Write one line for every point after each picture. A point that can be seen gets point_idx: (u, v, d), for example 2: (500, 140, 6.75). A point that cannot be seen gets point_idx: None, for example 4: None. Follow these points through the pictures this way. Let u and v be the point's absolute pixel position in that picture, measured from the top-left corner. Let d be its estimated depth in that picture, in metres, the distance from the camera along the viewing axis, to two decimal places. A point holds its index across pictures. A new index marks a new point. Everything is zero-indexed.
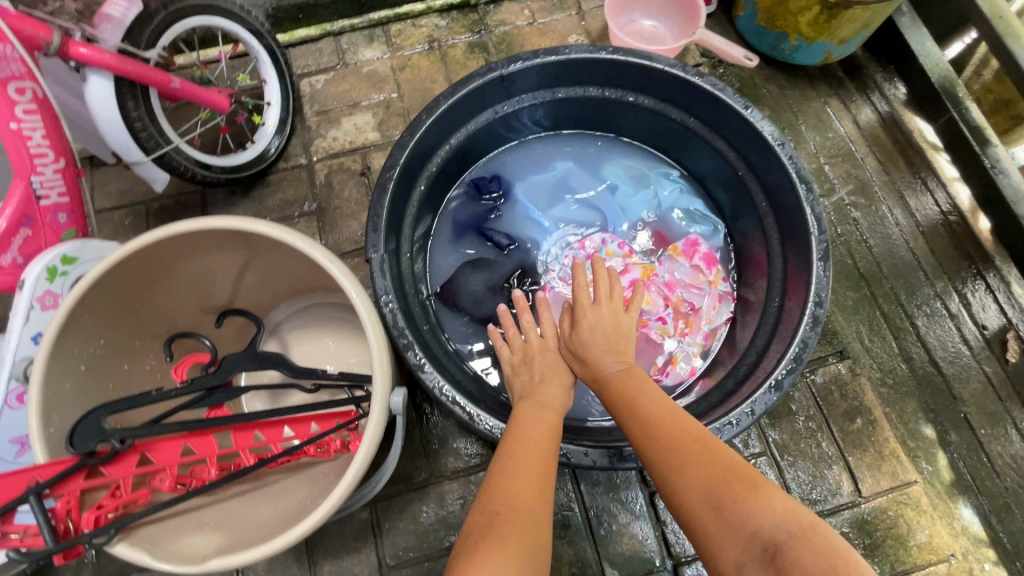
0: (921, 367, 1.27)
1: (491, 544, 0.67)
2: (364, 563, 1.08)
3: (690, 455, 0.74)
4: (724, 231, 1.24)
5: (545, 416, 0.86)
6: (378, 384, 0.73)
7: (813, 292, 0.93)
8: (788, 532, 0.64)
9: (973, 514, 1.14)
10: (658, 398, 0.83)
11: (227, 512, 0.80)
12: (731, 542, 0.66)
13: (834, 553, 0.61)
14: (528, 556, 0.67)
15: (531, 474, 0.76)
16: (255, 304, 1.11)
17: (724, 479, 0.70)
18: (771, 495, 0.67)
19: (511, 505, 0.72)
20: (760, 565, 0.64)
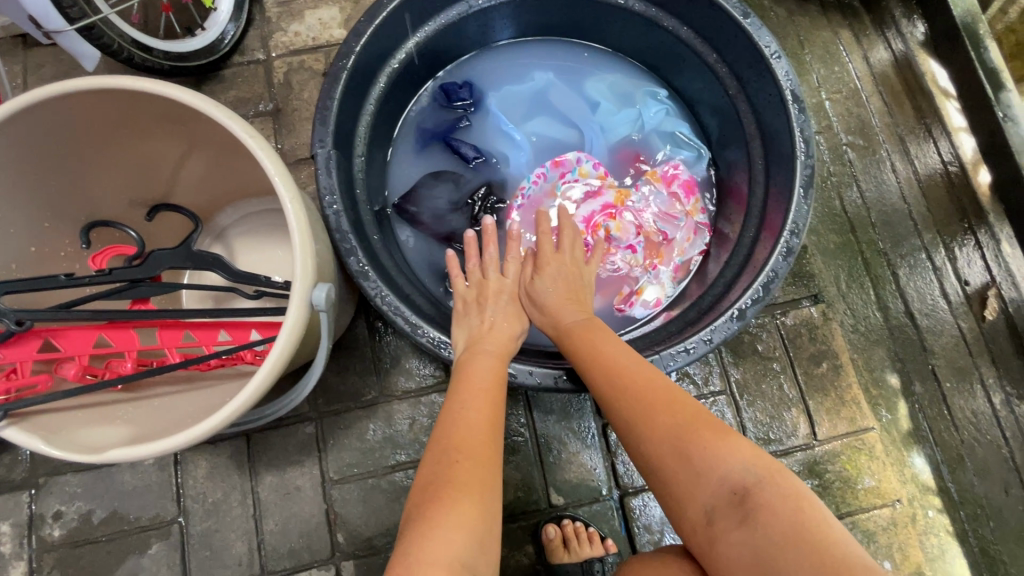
0: (896, 319, 1.23)
1: (451, 491, 0.64)
2: (307, 476, 1.06)
3: (656, 402, 0.71)
4: (707, 157, 1.15)
5: (491, 362, 0.82)
6: (299, 278, 0.66)
7: (790, 221, 0.87)
8: (756, 476, 0.63)
9: (924, 463, 1.13)
10: (620, 346, 0.80)
11: (144, 409, 0.77)
12: (700, 488, 0.65)
13: (800, 496, 0.61)
14: (485, 504, 0.65)
15: (483, 422, 0.73)
16: (196, 201, 1.03)
17: (686, 426, 0.67)
18: (740, 442, 0.66)
19: (467, 452, 0.69)
20: (727, 508, 0.63)
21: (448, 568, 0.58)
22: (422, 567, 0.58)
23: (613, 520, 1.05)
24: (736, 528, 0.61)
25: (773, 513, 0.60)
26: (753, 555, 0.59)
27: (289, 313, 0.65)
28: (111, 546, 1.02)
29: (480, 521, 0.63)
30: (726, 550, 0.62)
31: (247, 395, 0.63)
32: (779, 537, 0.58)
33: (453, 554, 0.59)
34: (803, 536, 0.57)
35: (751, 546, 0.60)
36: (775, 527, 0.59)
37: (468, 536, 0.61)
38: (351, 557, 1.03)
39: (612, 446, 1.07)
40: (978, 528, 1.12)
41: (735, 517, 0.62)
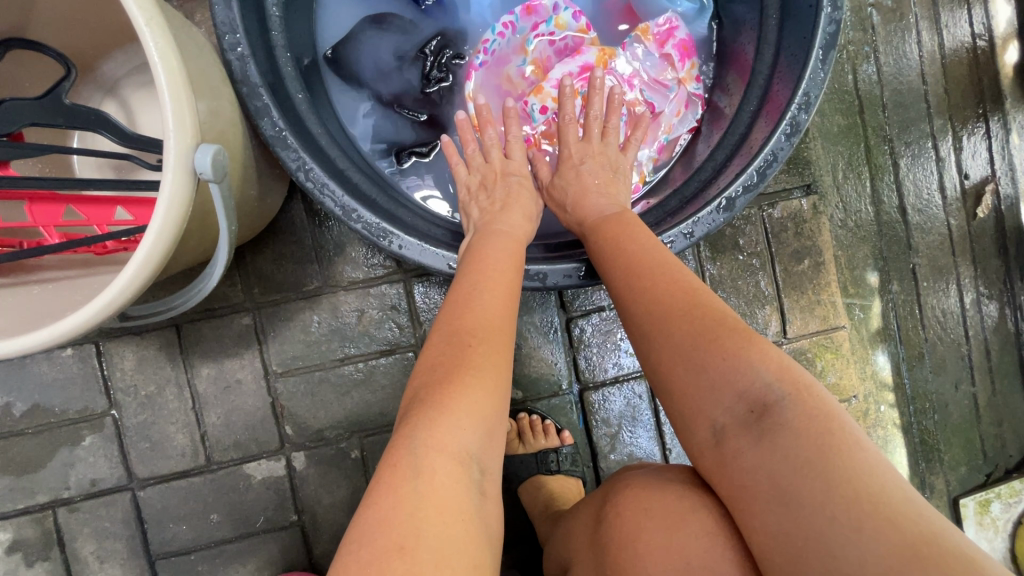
0: (887, 214, 1.14)
1: (467, 374, 0.58)
2: (248, 369, 0.98)
3: (679, 307, 0.63)
4: (711, 10, 0.92)
5: (511, 243, 0.73)
6: (173, 138, 0.52)
7: (800, 92, 0.72)
8: (782, 393, 0.56)
9: (886, 360, 1.13)
10: (652, 240, 0.70)
11: (16, 297, 0.65)
12: (714, 402, 0.59)
13: (830, 417, 0.55)
14: (501, 397, 0.59)
15: (497, 308, 0.64)
16: (65, 42, 0.79)
17: (714, 330, 0.60)
18: (767, 355, 0.59)
19: (480, 334, 0.61)
20: (743, 426, 0.57)
21: (456, 457, 0.54)
22: (429, 456, 0.53)
23: (572, 413, 1.02)
24: (753, 446, 0.56)
25: (794, 433, 0.54)
26: (771, 478, 0.54)
27: (164, 183, 0.52)
28: (40, 438, 0.96)
29: (492, 409, 0.58)
30: (741, 473, 0.57)
31: (122, 285, 0.53)
32: (799, 458, 0.53)
33: (462, 443, 0.55)
34: (828, 459, 0.52)
35: (770, 467, 0.54)
36: (798, 449, 0.53)
37: (478, 425, 0.56)
38: (301, 448, 1.00)
39: (575, 342, 1.02)
40: (923, 420, 1.16)
41: (752, 434, 0.57)
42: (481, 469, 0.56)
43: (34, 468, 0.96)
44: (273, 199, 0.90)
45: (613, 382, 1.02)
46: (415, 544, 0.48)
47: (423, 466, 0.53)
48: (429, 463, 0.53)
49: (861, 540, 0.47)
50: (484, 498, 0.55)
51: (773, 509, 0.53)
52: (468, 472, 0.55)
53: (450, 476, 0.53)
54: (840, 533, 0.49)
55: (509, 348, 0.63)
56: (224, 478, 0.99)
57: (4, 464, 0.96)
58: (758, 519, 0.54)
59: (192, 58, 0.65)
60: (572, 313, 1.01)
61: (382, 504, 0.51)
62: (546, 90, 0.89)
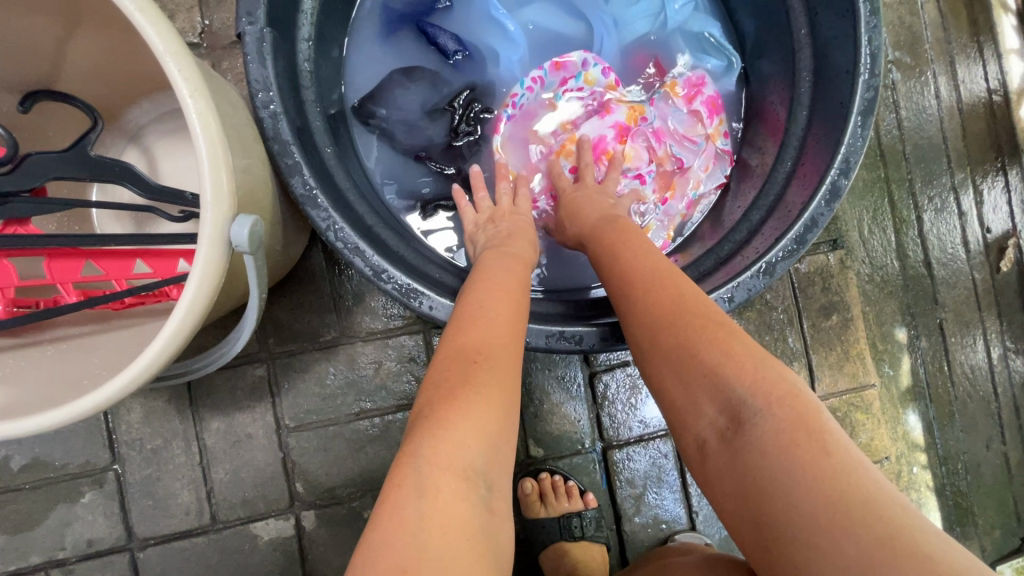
0: (912, 268, 1.12)
1: (469, 387, 0.54)
2: (259, 423, 0.94)
3: (665, 315, 0.59)
4: (739, 69, 0.93)
5: (515, 261, 0.70)
6: (208, 210, 0.51)
7: (840, 157, 0.71)
8: (756, 405, 0.52)
9: (917, 420, 1.10)
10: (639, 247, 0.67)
11: (31, 360, 0.62)
12: (697, 414, 0.56)
13: (805, 425, 0.50)
14: (509, 411, 0.56)
15: (501, 322, 0.60)
16: (92, 93, 0.78)
17: (693, 339, 0.57)
18: (754, 362, 0.55)
19: (481, 349, 0.58)
20: (722, 440, 0.54)
21: (463, 475, 0.50)
22: (433, 474, 0.49)
23: (595, 472, 0.98)
24: (730, 462, 0.53)
25: (769, 444, 0.50)
26: (742, 491, 0.51)
27: (199, 255, 0.50)
28: (38, 495, 0.91)
29: (497, 427, 0.54)
30: (720, 487, 0.54)
31: (147, 359, 0.51)
32: (773, 473, 0.49)
33: (467, 459, 0.51)
34: (805, 469, 0.48)
35: (743, 481, 0.51)
36: (771, 465, 0.50)
37: (485, 440, 0.52)
38: (311, 506, 0.95)
39: (599, 398, 0.98)
40: (956, 481, 1.12)
41: (730, 449, 0.53)
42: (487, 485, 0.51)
43: (30, 526, 0.91)
44: (294, 250, 0.88)
45: (638, 441, 0.99)
46: (416, 567, 0.44)
47: (426, 486, 0.49)
48: (434, 482, 0.49)
49: (831, 560, 0.44)
50: (495, 516, 0.50)
51: (750, 527, 0.51)
52: (476, 490, 0.50)
53: (458, 495, 0.49)
54: (813, 552, 0.46)
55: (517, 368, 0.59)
56: (230, 539, 0.94)
57: None
58: (739, 535, 0.53)
59: (224, 117, 0.63)
60: (596, 368, 0.99)
61: (374, 530, 0.47)
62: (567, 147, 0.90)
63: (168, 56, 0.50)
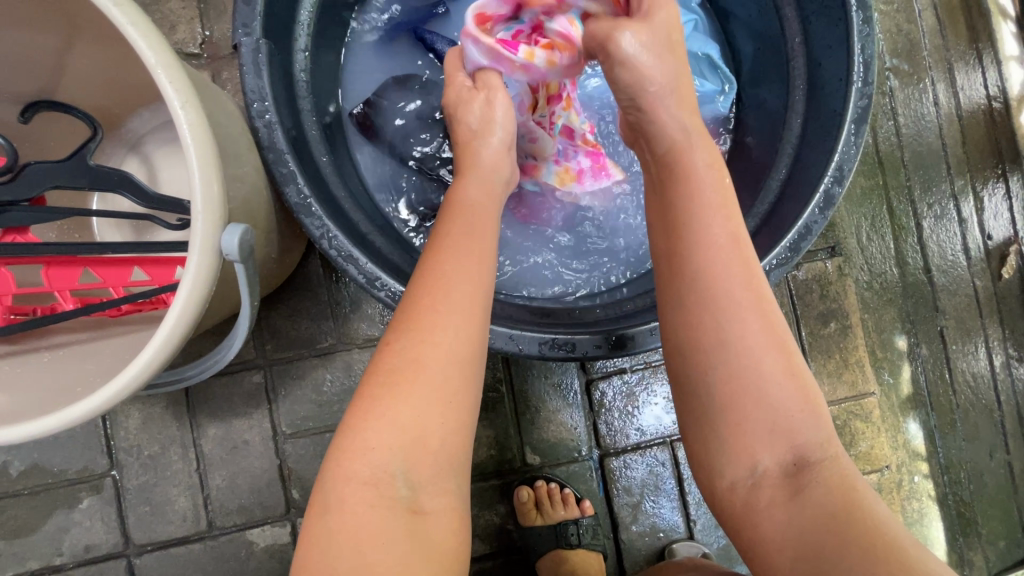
0: (912, 274, 1.12)
1: (396, 383, 0.51)
2: (256, 429, 0.95)
3: (755, 337, 0.56)
4: (733, 94, 0.93)
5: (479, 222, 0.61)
6: (200, 218, 0.51)
7: (834, 164, 0.71)
8: (821, 452, 0.54)
9: (918, 429, 1.09)
10: (732, 238, 0.58)
11: (28, 366, 0.63)
12: (762, 443, 0.55)
13: (853, 479, 0.53)
14: (435, 402, 0.51)
15: (433, 305, 0.54)
16: (92, 103, 0.80)
17: (784, 371, 0.55)
18: (815, 405, 0.56)
19: (413, 334, 0.53)
20: (783, 476, 0.54)
21: (374, 483, 0.49)
22: (339, 484, 0.49)
23: (591, 480, 0.98)
24: (787, 500, 0.53)
25: (830, 491, 0.51)
26: (798, 534, 0.51)
27: (190, 263, 0.51)
28: (36, 501, 0.92)
29: (414, 427, 0.50)
30: (768, 523, 0.53)
31: (139, 366, 0.51)
32: (832, 519, 0.50)
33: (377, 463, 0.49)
34: (853, 518, 0.49)
35: (798, 524, 0.51)
36: (830, 504, 0.51)
37: (398, 441, 0.50)
38: None
39: (596, 406, 0.98)
40: (958, 490, 1.10)
41: (789, 487, 0.53)
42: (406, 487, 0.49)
43: (28, 532, 0.91)
44: (291, 257, 0.89)
45: (635, 448, 0.98)
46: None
47: (333, 498, 0.49)
48: (339, 493, 0.49)
49: None
50: (419, 517, 0.50)
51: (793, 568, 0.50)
52: (392, 495, 0.49)
53: (363, 502, 0.49)
54: None
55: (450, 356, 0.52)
56: (225, 545, 0.94)
57: None
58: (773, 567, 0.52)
59: (220, 127, 0.64)
60: (593, 375, 0.98)
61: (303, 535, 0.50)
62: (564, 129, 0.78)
63: (164, 69, 0.51)
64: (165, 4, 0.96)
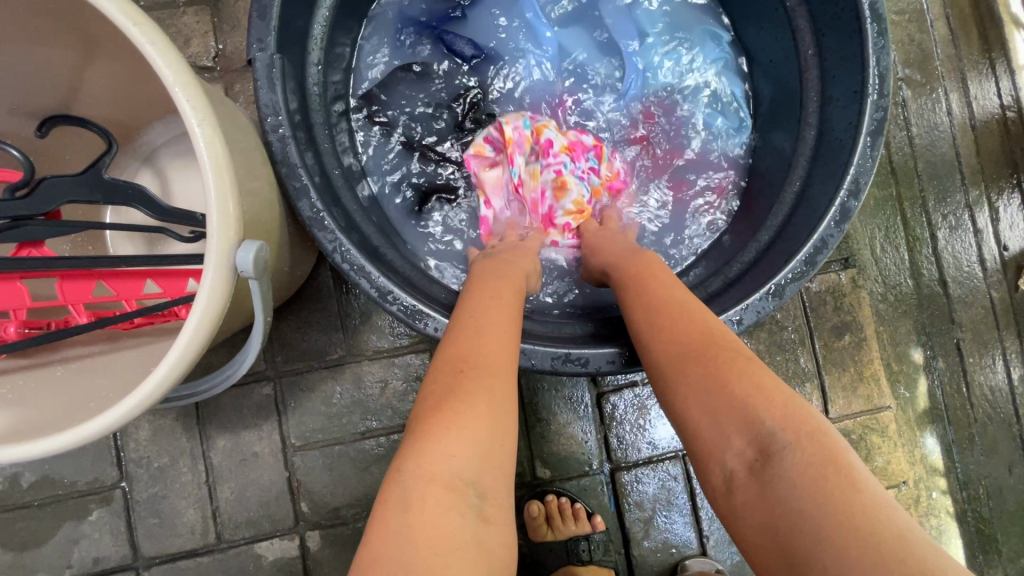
0: (927, 286, 1.10)
1: (467, 391, 0.53)
2: (266, 441, 0.94)
3: (701, 344, 0.58)
4: (748, 133, 0.92)
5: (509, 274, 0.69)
6: (216, 234, 0.51)
7: (850, 177, 0.70)
8: (784, 438, 0.49)
9: (935, 443, 1.07)
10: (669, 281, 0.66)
11: (39, 381, 0.63)
12: (723, 445, 0.52)
13: (829, 457, 0.47)
14: (500, 419, 0.53)
15: (490, 333, 0.59)
16: (107, 117, 0.80)
17: (723, 368, 0.55)
18: (778, 394, 0.53)
19: (474, 357, 0.56)
20: (749, 472, 0.50)
21: (450, 487, 0.48)
22: (416, 487, 0.48)
23: (603, 495, 0.97)
24: (755, 496, 0.49)
25: (796, 481, 0.47)
26: (775, 533, 0.47)
27: (205, 279, 0.51)
28: (46, 512, 0.91)
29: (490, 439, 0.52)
30: (748, 527, 0.49)
31: (154, 382, 0.51)
32: (798, 513, 0.46)
33: (453, 469, 0.49)
34: (822, 506, 0.45)
35: (771, 518, 0.47)
36: (797, 493, 0.46)
37: (474, 446, 0.51)
38: (315, 527, 0.94)
39: (607, 419, 0.97)
40: (978, 506, 1.08)
41: (757, 483, 0.49)
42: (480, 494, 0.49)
43: (37, 544, 0.91)
44: (302, 269, 0.89)
45: (647, 463, 0.97)
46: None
47: (411, 497, 0.47)
48: (420, 494, 0.47)
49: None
50: (486, 525, 0.48)
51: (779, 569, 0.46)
52: (465, 499, 0.48)
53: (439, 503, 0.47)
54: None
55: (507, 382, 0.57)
56: (233, 558, 0.93)
57: (5, 538, 0.91)
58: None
59: (234, 142, 0.64)
60: (604, 388, 0.97)
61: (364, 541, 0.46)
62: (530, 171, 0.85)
63: (182, 87, 0.51)
64: (180, 18, 0.97)
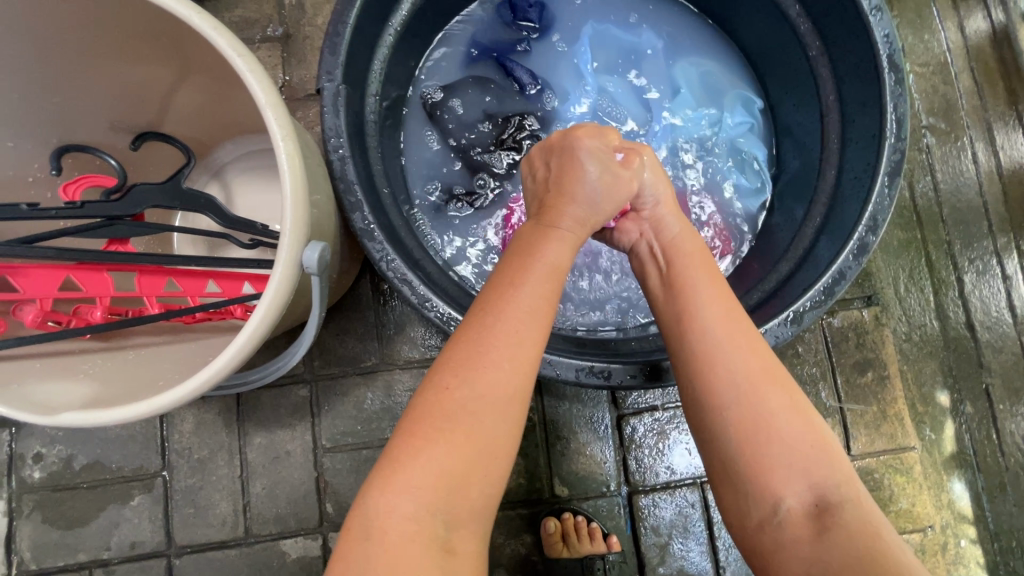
0: (953, 329, 1.10)
1: (442, 424, 0.51)
2: (298, 441, 0.99)
3: (768, 377, 0.57)
4: (768, 192, 0.97)
5: (543, 269, 0.59)
6: (288, 233, 0.58)
7: (868, 214, 0.73)
8: (843, 495, 0.54)
9: (964, 489, 1.05)
10: (726, 291, 0.62)
11: (113, 362, 0.69)
12: (781, 485, 0.54)
13: (866, 510, 0.54)
14: (487, 448, 0.52)
15: (492, 341, 0.54)
16: (188, 135, 0.90)
17: (797, 413, 0.56)
18: (826, 446, 0.56)
19: (460, 372, 0.52)
20: (805, 518, 0.53)
21: (415, 519, 0.49)
22: (382, 520, 0.49)
23: (620, 518, 0.98)
24: (808, 542, 0.52)
25: (855, 533, 0.51)
26: (821, 572, 0.50)
27: (275, 272, 0.57)
28: (93, 493, 0.97)
29: (462, 472, 0.51)
30: (792, 560, 0.52)
31: (218, 366, 0.57)
32: (855, 559, 0.50)
33: (417, 502, 0.50)
34: (874, 560, 0.49)
35: (822, 562, 0.51)
36: (854, 543, 0.51)
37: (443, 477, 0.50)
38: (338, 528, 0.98)
39: (627, 441, 0.99)
40: (1011, 560, 1.04)
41: (813, 528, 0.52)
42: (446, 525, 0.50)
43: (81, 523, 0.97)
44: (346, 279, 0.96)
45: (664, 488, 0.98)
46: None
47: (374, 530, 0.49)
48: (380, 526, 0.49)
49: None
50: (451, 557, 0.50)
51: None
52: (432, 535, 0.49)
53: (401, 539, 0.49)
54: None
55: (511, 404, 0.53)
56: (259, 553, 0.97)
57: (53, 516, 0.97)
58: None
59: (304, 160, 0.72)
60: (625, 411, 1.00)
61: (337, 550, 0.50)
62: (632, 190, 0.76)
63: (272, 111, 0.59)
64: (255, 53, 1.09)
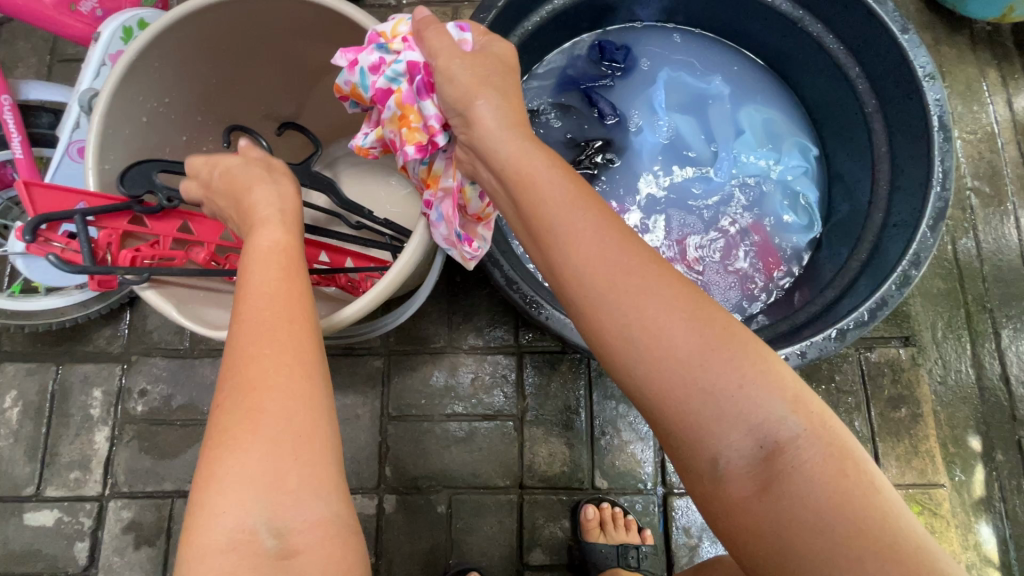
0: (989, 380, 1.15)
1: (232, 439, 0.47)
2: (368, 407, 1.10)
3: (668, 315, 0.50)
4: (817, 233, 1.07)
5: (261, 269, 0.56)
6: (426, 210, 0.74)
7: (912, 250, 0.82)
8: (795, 429, 0.48)
9: (990, 534, 1.08)
10: (595, 213, 0.55)
11: None
12: (721, 437, 0.48)
13: (825, 436, 0.49)
14: (278, 443, 0.47)
15: (245, 349, 0.50)
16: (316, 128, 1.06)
17: (715, 346, 0.49)
18: (765, 370, 0.50)
19: (233, 388, 0.49)
20: (750, 466, 0.48)
21: (237, 544, 0.45)
22: (198, 563, 0.45)
23: (654, 515, 1.05)
24: (759, 493, 0.48)
25: (810, 473, 0.47)
26: (782, 524, 0.47)
27: (416, 236, 0.71)
28: (185, 430, 1.10)
29: (271, 475, 0.46)
30: (744, 514, 0.48)
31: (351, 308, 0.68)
32: (810, 503, 0.46)
33: (238, 518, 0.45)
34: (839, 502, 0.46)
35: (776, 511, 0.47)
36: (813, 488, 0.46)
37: (259, 485, 0.46)
38: (394, 491, 1.07)
39: None
40: None
41: (763, 476, 0.48)
42: (272, 533, 0.45)
43: (171, 456, 1.09)
44: None
45: None
46: None
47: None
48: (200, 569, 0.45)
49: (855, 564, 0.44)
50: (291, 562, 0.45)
51: (768, 551, 0.47)
52: (259, 547, 0.45)
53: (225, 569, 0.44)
54: (841, 556, 0.44)
55: (288, 387, 0.49)
56: None
57: (149, 446, 1.09)
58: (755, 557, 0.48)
59: None
60: None
61: None
62: (415, 105, 0.69)
63: None
64: None
